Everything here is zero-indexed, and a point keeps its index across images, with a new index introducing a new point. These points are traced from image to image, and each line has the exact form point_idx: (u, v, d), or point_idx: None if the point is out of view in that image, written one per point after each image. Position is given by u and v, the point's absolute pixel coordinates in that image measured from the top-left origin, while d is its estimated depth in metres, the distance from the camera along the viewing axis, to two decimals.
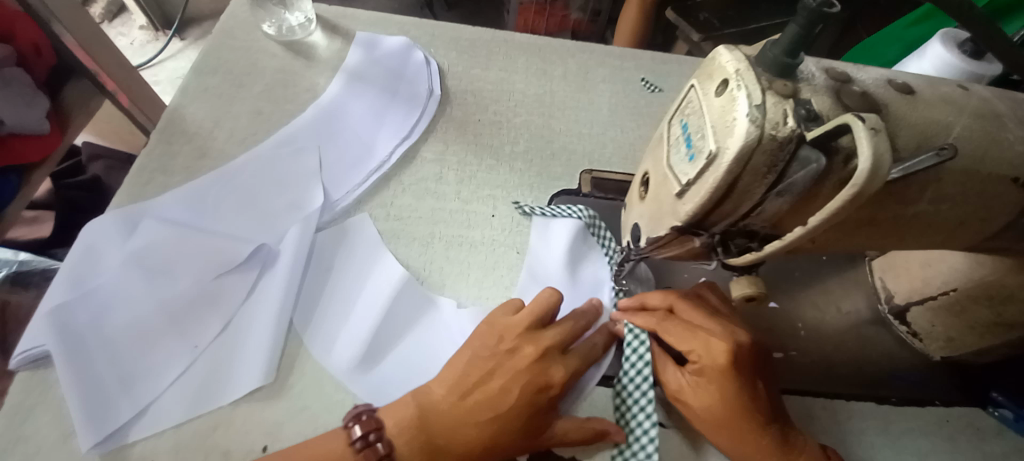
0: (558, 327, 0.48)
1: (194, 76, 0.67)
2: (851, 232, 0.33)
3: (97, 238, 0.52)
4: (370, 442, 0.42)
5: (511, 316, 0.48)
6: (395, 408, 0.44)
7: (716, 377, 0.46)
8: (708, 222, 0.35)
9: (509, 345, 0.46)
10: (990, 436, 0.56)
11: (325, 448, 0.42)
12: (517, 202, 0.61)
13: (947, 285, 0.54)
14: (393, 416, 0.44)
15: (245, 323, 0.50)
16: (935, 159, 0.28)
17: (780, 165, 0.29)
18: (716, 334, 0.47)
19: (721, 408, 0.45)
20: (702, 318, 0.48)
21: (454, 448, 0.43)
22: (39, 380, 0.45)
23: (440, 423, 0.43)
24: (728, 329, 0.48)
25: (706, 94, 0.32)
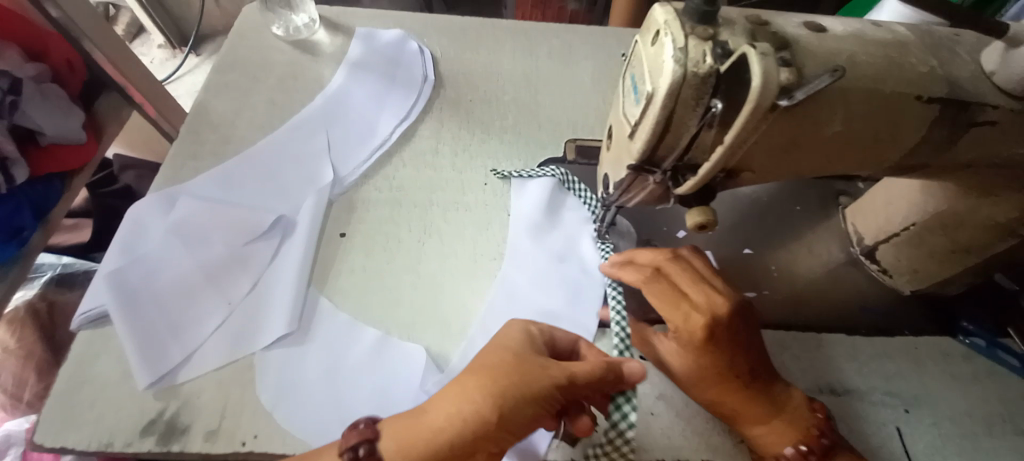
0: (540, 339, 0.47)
1: (214, 76, 0.75)
2: (780, 157, 0.39)
3: (141, 215, 0.60)
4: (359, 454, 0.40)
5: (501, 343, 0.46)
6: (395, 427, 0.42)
7: (695, 346, 0.49)
8: (658, 158, 0.40)
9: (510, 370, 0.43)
10: (959, 359, 0.60)
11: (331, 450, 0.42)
12: (494, 169, 0.67)
13: (907, 221, 0.57)
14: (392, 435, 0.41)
15: (271, 281, 0.57)
16: (829, 79, 0.33)
17: (705, 97, 0.35)
18: (698, 305, 0.50)
19: (695, 368, 0.50)
20: (685, 280, 0.51)
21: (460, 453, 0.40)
22: (100, 334, 0.53)
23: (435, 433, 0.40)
24: (708, 295, 0.50)
25: (644, 45, 0.37)
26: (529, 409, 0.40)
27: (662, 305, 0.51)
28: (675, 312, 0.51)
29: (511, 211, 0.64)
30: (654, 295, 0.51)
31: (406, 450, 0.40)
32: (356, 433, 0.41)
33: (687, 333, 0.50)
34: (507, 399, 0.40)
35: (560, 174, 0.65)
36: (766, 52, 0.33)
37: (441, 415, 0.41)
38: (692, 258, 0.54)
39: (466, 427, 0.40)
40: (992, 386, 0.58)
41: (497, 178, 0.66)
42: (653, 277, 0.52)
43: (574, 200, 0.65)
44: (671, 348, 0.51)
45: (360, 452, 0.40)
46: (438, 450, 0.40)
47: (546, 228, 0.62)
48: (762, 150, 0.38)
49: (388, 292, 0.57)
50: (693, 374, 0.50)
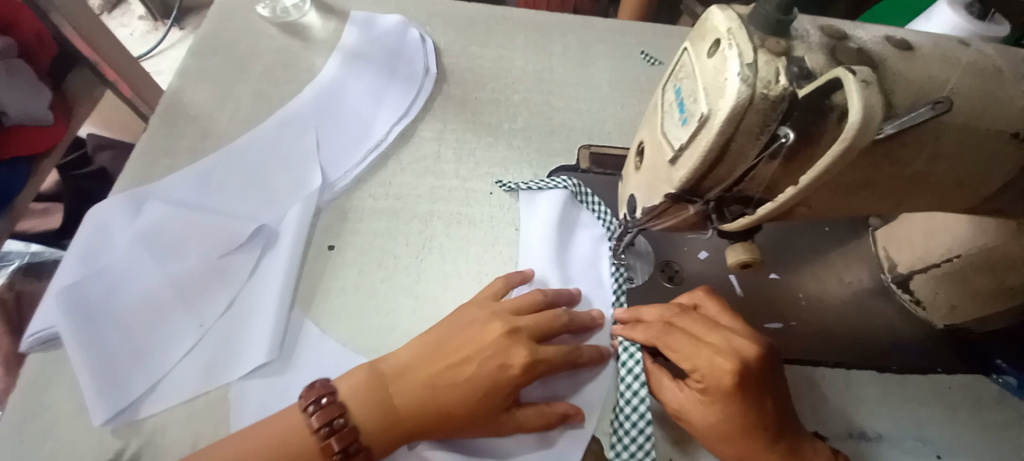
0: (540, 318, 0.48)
1: (192, 60, 0.67)
2: (844, 197, 0.34)
3: (103, 220, 0.53)
4: (336, 429, 0.41)
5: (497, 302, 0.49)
6: (364, 398, 0.43)
7: (722, 397, 0.44)
8: (702, 189, 0.34)
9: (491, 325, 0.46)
10: (991, 403, 0.56)
11: (279, 425, 0.42)
12: (499, 180, 0.61)
13: (951, 252, 0.53)
14: (361, 410, 0.42)
15: (250, 301, 0.50)
16: (931, 113, 0.28)
17: (773, 124, 0.29)
18: (721, 350, 0.45)
19: (724, 424, 0.44)
20: (703, 328, 0.47)
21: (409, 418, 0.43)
22: (53, 358, 0.47)
23: (407, 411, 0.43)
24: (731, 342, 0.46)
25: (699, 56, 0.31)
26: (468, 397, 0.43)
27: (680, 352, 0.46)
28: (697, 358, 0.45)
29: (519, 226, 0.58)
30: (672, 348, 0.46)
31: (365, 405, 0.42)
32: (313, 391, 0.42)
33: (713, 382, 0.44)
34: (475, 361, 0.44)
35: (574, 186, 0.59)
36: (868, 79, 0.26)
37: (409, 391, 0.43)
38: (705, 303, 0.50)
39: (430, 408, 0.43)
40: None
41: (503, 190, 0.60)
42: (667, 332, 0.47)
43: (588, 215, 0.59)
44: (692, 398, 0.45)
45: (323, 404, 0.42)
46: (405, 419, 0.43)
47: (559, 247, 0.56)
48: (828, 187, 0.32)
49: (382, 316, 0.51)
50: (716, 432, 0.44)
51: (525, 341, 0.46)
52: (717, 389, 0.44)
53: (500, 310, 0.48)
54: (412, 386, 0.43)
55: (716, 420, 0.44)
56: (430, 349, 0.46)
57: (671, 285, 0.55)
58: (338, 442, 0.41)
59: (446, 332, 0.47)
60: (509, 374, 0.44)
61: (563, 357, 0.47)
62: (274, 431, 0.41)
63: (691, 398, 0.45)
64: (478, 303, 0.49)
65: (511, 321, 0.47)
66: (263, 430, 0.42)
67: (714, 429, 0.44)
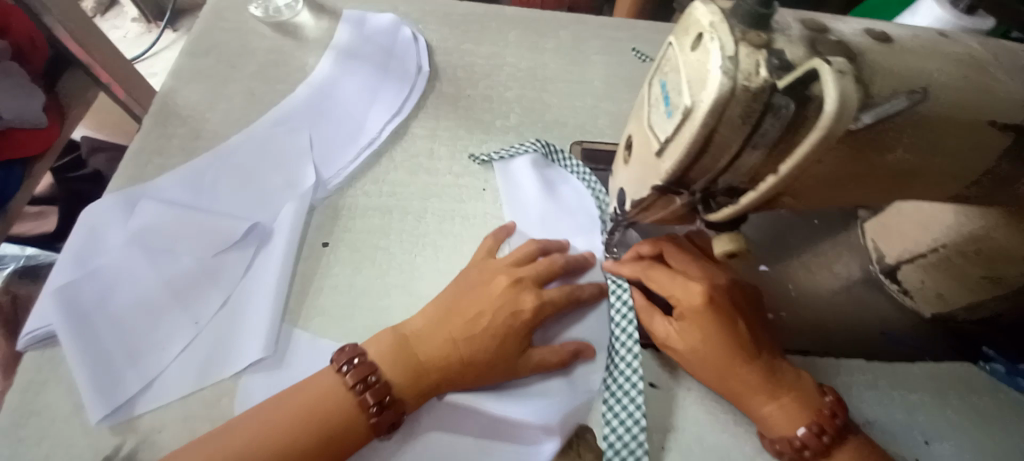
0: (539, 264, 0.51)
1: (185, 60, 0.67)
2: (829, 186, 0.34)
3: (98, 219, 0.53)
4: (370, 385, 0.42)
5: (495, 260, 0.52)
6: (388, 353, 0.44)
7: (701, 320, 0.47)
8: (688, 181, 0.35)
9: (493, 280, 0.49)
10: (981, 390, 0.56)
11: (319, 392, 0.42)
12: (472, 154, 0.63)
13: (936, 241, 0.54)
14: (388, 363, 0.44)
15: (245, 299, 0.51)
16: (906, 102, 0.28)
17: (754, 116, 0.30)
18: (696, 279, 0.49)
19: (709, 350, 0.46)
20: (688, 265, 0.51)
21: (432, 369, 0.45)
22: (49, 357, 0.47)
23: (429, 359, 0.45)
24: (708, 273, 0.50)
25: (682, 50, 0.32)
26: (486, 346, 0.45)
27: (660, 283, 0.49)
28: (675, 286, 0.49)
29: (504, 201, 0.59)
30: (654, 280, 0.50)
31: (393, 364, 0.44)
32: (344, 353, 0.43)
33: (688, 305, 0.47)
34: (489, 315, 0.47)
35: (540, 146, 0.61)
36: (842, 69, 0.28)
37: (432, 348, 0.45)
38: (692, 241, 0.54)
39: (453, 357, 0.45)
40: (1014, 420, 0.55)
41: (477, 164, 0.62)
42: (651, 269, 0.50)
43: (561, 171, 0.62)
44: (680, 328, 0.47)
45: (356, 364, 0.43)
46: (429, 372, 0.44)
47: (542, 217, 0.58)
48: (811, 177, 0.33)
49: (376, 312, 0.52)
50: (704, 358, 0.46)
51: (530, 287, 0.49)
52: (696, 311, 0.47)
53: (502, 265, 0.50)
54: (436, 340, 0.45)
55: (700, 345, 0.46)
56: (440, 315, 0.47)
57: None
58: (372, 397, 0.42)
59: (456, 295, 0.49)
60: (520, 320, 0.47)
61: (565, 297, 0.50)
62: (308, 397, 0.41)
63: (677, 329, 0.48)
64: (486, 263, 0.51)
65: (514, 273, 0.50)
66: (296, 396, 0.42)
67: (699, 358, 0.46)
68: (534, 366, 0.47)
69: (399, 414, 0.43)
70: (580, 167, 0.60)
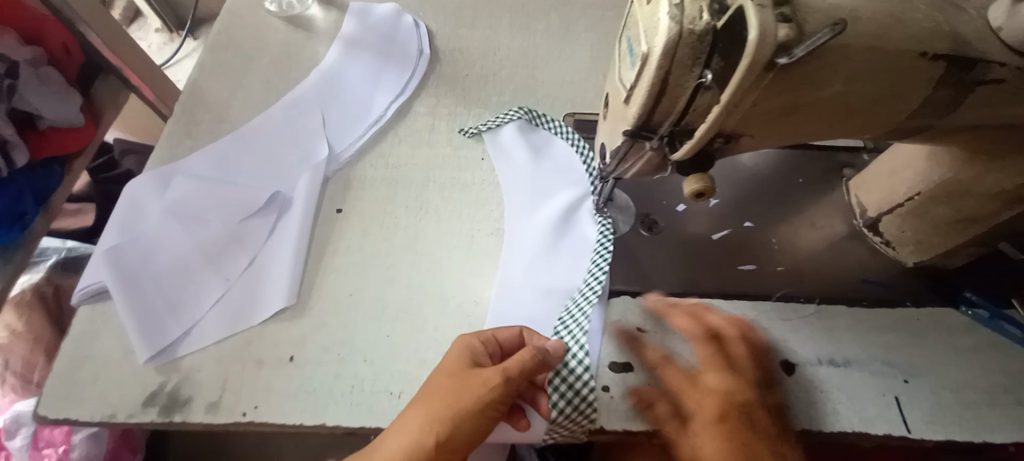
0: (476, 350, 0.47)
1: (208, 54, 0.74)
2: (781, 121, 0.38)
3: (139, 193, 0.60)
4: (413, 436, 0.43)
5: (462, 365, 0.46)
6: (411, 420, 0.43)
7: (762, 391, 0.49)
8: (654, 124, 0.39)
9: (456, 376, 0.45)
10: (960, 331, 0.59)
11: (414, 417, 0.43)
12: (462, 127, 0.68)
13: (911, 190, 0.56)
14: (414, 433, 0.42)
15: (268, 258, 0.57)
16: (830, 34, 0.32)
17: (702, 56, 0.34)
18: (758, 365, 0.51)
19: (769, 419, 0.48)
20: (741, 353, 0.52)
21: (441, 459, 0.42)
22: (100, 310, 0.54)
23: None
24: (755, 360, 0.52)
25: (640, 4, 0.36)
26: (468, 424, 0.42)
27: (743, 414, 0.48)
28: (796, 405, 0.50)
29: (497, 169, 0.65)
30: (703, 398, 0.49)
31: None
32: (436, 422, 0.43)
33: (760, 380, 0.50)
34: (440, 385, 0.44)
35: (524, 113, 0.67)
36: (764, 4, 0.32)
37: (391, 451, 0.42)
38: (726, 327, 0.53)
39: (443, 401, 0.43)
40: (994, 359, 0.57)
41: (467, 136, 0.67)
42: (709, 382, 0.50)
43: (546, 133, 0.68)
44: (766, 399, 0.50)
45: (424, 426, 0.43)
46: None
47: (533, 177, 0.64)
48: (761, 114, 0.37)
49: (385, 269, 0.57)
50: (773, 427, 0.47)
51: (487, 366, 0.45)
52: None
53: (456, 362, 0.46)
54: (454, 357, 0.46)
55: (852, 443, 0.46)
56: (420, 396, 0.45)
57: (650, 234, 0.60)
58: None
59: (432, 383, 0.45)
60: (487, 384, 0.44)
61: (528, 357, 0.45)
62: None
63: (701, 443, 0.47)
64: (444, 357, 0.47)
65: (474, 358, 0.46)
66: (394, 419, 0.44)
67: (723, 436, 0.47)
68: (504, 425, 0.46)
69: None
70: (563, 128, 0.67)
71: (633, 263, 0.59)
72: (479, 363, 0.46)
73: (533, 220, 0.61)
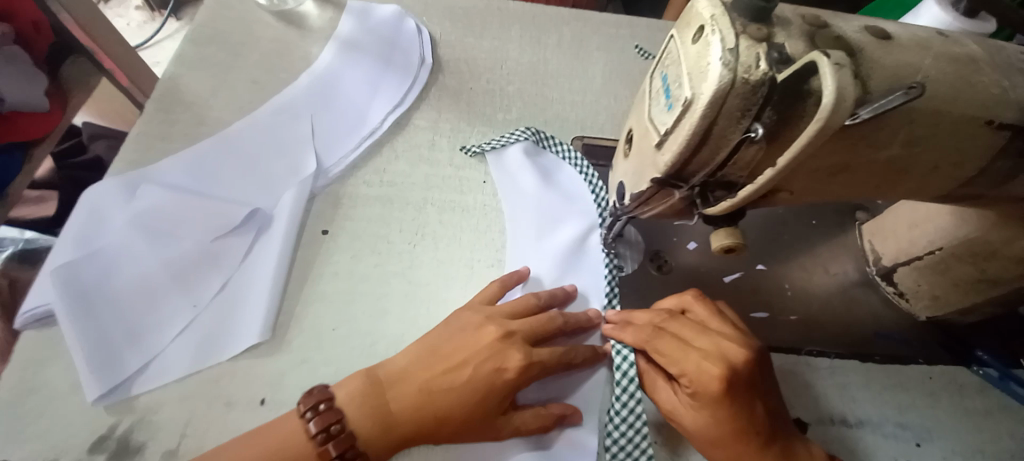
0: (531, 319, 0.49)
1: (188, 47, 0.67)
2: (827, 179, 0.35)
3: (100, 201, 0.54)
4: (331, 433, 0.42)
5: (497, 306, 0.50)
6: (349, 382, 0.45)
7: (710, 403, 0.44)
8: (687, 174, 0.35)
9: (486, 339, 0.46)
10: (971, 392, 0.57)
11: (285, 431, 0.43)
12: (463, 146, 0.63)
13: (933, 244, 0.54)
14: (346, 388, 0.45)
15: (244, 283, 0.51)
16: (904, 98, 0.29)
17: (753, 109, 0.30)
18: (710, 356, 0.45)
19: (714, 428, 0.44)
20: (690, 333, 0.47)
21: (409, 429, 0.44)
22: (47, 337, 0.47)
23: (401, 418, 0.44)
24: (717, 351, 0.45)
25: (683, 42, 0.32)
26: (465, 405, 0.44)
27: (669, 356, 0.46)
28: (687, 361, 0.45)
29: (500, 195, 0.60)
30: (660, 351, 0.46)
31: (363, 410, 0.44)
32: (312, 397, 0.43)
33: (700, 388, 0.44)
34: (471, 366, 0.45)
35: (531, 134, 0.62)
36: (841, 62, 0.28)
37: (406, 397, 0.44)
38: (693, 307, 0.50)
39: (439, 367, 0.45)
40: (1004, 421, 0.55)
41: (468, 155, 0.62)
42: (657, 335, 0.47)
43: (552, 156, 0.63)
44: (681, 401, 0.46)
45: (320, 410, 0.43)
46: (398, 424, 0.44)
47: (538, 205, 0.60)
48: (808, 172, 0.34)
49: (374, 301, 0.52)
50: (710, 437, 0.45)
51: (520, 344, 0.47)
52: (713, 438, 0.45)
53: (497, 314, 0.49)
54: (483, 341, 0.46)
55: (729, 429, 0.44)
56: (423, 355, 0.46)
57: (660, 273, 0.57)
58: (335, 448, 0.42)
59: (443, 338, 0.47)
60: (505, 377, 0.45)
61: (557, 359, 0.48)
62: (273, 443, 0.42)
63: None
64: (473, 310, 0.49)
65: (507, 325, 0.48)
66: (266, 433, 0.43)
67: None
68: (513, 429, 0.45)
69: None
70: (572, 153, 0.62)
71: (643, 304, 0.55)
72: (515, 341, 0.47)
73: (537, 253, 0.57)
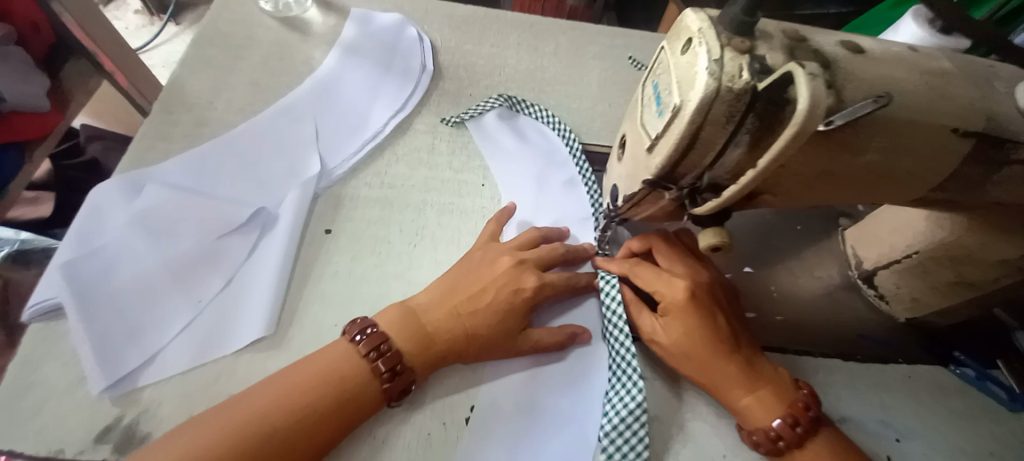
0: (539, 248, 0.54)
1: (193, 51, 0.69)
2: (808, 184, 0.37)
3: (106, 198, 0.55)
4: (381, 352, 0.44)
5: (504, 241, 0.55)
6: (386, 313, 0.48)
7: (681, 312, 0.49)
8: (677, 176, 0.37)
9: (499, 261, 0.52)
10: (951, 391, 0.58)
11: (330, 356, 0.44)
12: (443, 117, 0.67)
13: (910, 248, 0.56)
14: (385, 317, 0.47)
15: (246, 280, 0.53)
16: (873, 105, 0.32)
17: (738, 115, 0.32)
18: (678, 274, 0.51)
19: (685, 340, 0.48)
20: (665, 260, 0.53)
21: (439, 342, 0.47)
22: (52, 330, 0.48)
23: (443, 339, 0.47)
24: (687, 271, 0.52)
25: (673, 53, 0.35)
26: (491, 323, 0.48)
27: (649, 277, 0.51)
28: (659, 280, 0.51)
29: (501, 197, 0.62)
30: (642, 275, 0.52)
31: (402, 334, 0.46)
32: (357, 325, 0.46)
33: (670, 298, 0.50)
34: (493, 289, 0.49)
35: (504, 100, 0.67)
36: (814, 72, 0.30)
37: (437, 319, 0.48)
38: (681, 235, 0.56)
39: (460, 295, 0.49)
40: (986, 420, 0.57)
41: (446, 125, 0.67)
42: (639, 261, 0.53)
43: (526, 118, 0.68)
44: (655, 321, 0.50)
45: (368, 333, 0.45)
46: (437, 340, 0.47)
47: (533, 202, 0.62)
48: (790, 177, 0.36)
49: (375, 299, 0.53)
50: (683, 348, 0.48)
51: (533, 269, 0.52)
52: (686, 350, 0.48)
53: (507, 248, 0.53)
54: (501, 268, 0.51)
55: (700, 339, 0.48)
56: (446, 292, 0.50)
57: None
58: (385, 363, 0.44)
59: (460, 275, 0.51)
60: (524, 296, 0.50)
61: (565, 282, 0.53)
62: (325, 360, 0.44)
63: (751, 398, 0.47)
64: (486, 244, 0.54)
65: (518, 255, 0.52)
66: (322, 357, 0.44)
67: (736, 388, 0.47)
68: (534, 344, 0.49)
69: (410, 382, 0.45)
70: (543, 113, 0.67)
71: None
72: (527, 266, 0.52)
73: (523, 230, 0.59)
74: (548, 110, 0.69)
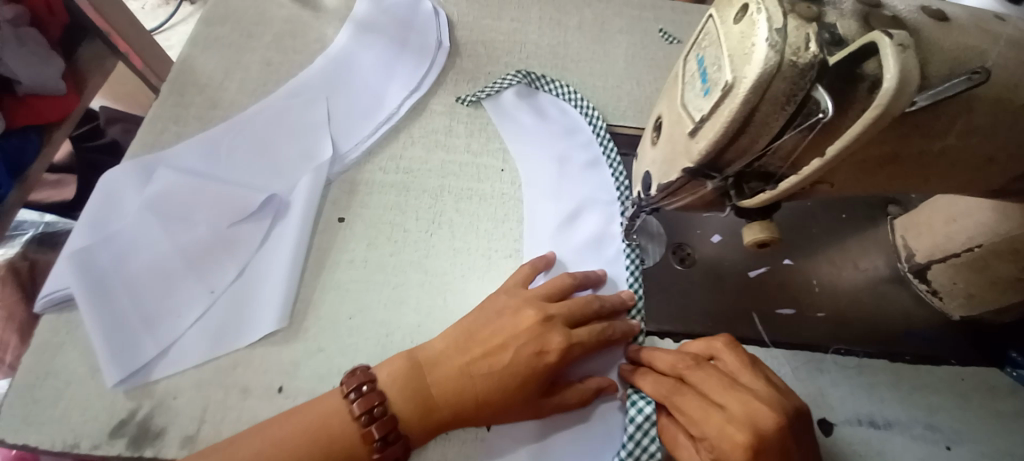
0: (570, 300, 0.48)
1: (201, 29, 0.66)
2: (870, 172, 0.33)
3: (116, 185, 0.53)
4: (375, 417, 0.41)
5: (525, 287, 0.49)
6: (390, 365, 0.44)
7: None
8: (722, 164, 0.33)
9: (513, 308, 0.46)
10: (1003, 394, 0.54)
11: (321, 411, 0.42)
12: (458, 96, 0.64)
13: (972, 241, 0.51)
14: (388, 370, 0.44)
15: (259, 270, 0.51)
16: (966, 83, 0.28)
17: (800, 93, 0.28)
18: (736, 414, 0.40)
19: None
20: (715, 385, 0.42)
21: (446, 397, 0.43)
22: (66, 321, 0.47)
23: (442, 392, 0.43)
24: (744, 404, 0.40)
25: (724, 22, 0.31)
26: (504, 385, 0.43)
27: (691, 414, 0.41)
28: (709, 421, 0.40)
29: (523, 182, 0.58)
30: (682, 409, 0.42)
31: (405, 390, 0.43)
32: (354, 378, 0.42)
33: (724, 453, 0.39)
34: (513, 347, 0.44)
35: (522, 77, 0.63)
36: (903, 43, 0.26)
37: (445, 379, 0.43)
38: (723, 355, 0.44)
39: (477, 350, 0.44)
40: None
41: (463, 106, 0.63)
42: (678, 389, 0.43)
43: (546, 96, 0.64)
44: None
45: (364, 391, 0.42)
46: (441, 408, 0.43)
47: (556, 186, 0.58)
48: (852, 164, 0.32)
49: (390, 289, 0.51)
50: None
51: (559, 327, 0.45)
52: None
53: (533, 296, 0.47)
54: (522, 325, 0.45)
55: None
56: (462, 340, 0.45)
57: (684, 267, 0.55)
58: (379, 430, 0.41)
59: (481, 321, 0.46)
60: (547, 360, 0.44)
61: (596, 338, 0.46)
62: (314, 416, 0.41)
63: None
64: (512, 290, 0.48)
65: (545, 309, 0.46)
66: (305, 413, 0.41)
67: None
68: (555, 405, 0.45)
69: (406, 449, 0.42)
70: (564, 89, 0.64)
71: (665, 296, 0.54)
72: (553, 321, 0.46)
73: (545, 219, 0.57)
74: (571, 87, 0.65)
